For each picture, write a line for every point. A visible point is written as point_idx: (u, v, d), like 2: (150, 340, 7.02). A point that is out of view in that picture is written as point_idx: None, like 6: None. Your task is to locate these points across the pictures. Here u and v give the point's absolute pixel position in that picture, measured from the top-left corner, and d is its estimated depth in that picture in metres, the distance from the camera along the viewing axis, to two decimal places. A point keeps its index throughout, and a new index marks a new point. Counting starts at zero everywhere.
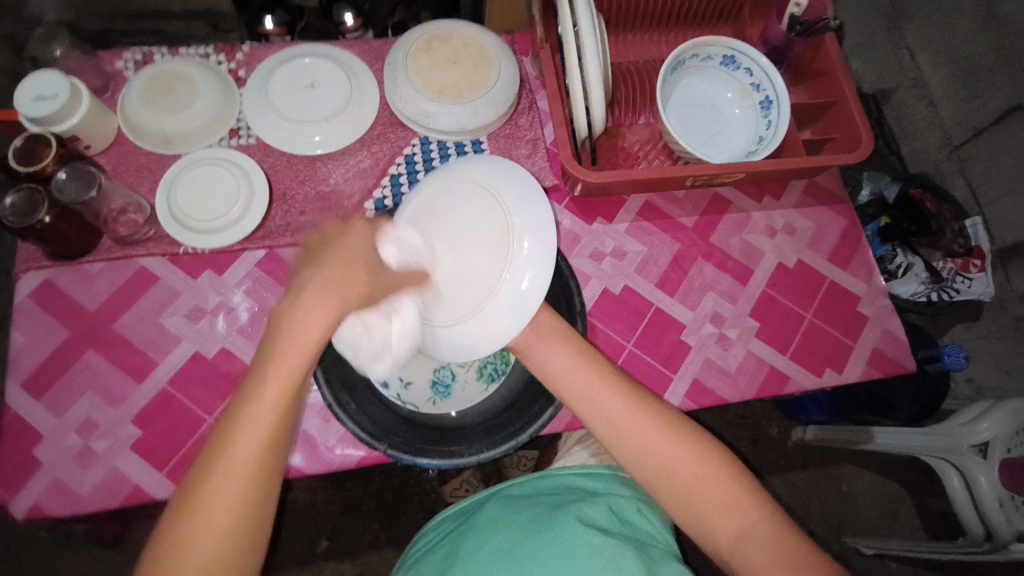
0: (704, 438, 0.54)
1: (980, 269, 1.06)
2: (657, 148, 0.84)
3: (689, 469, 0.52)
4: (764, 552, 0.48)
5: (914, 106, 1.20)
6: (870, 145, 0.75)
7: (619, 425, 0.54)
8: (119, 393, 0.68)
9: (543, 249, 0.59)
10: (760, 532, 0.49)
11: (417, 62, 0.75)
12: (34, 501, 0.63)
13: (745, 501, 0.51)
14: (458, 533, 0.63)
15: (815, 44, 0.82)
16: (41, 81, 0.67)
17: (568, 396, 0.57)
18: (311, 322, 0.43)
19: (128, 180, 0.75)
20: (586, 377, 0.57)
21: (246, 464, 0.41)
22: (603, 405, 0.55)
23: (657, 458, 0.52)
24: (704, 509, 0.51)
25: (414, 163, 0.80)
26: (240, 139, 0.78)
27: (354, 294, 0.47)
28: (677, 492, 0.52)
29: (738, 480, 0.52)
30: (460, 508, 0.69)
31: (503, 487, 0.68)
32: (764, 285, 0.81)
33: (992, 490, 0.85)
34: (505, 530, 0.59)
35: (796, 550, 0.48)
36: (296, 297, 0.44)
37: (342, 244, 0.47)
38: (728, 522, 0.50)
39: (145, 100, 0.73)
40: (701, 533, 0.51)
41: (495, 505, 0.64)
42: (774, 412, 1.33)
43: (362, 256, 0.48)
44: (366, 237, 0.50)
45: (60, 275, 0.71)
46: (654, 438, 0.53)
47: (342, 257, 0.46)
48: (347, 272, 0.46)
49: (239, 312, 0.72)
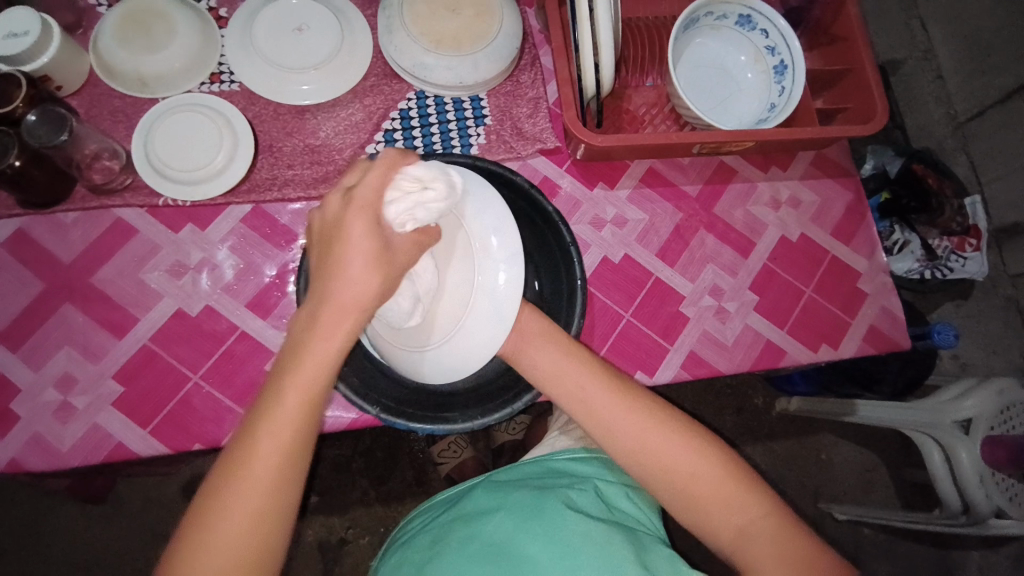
0: (703, 435, 0.53)
1: (976, 247, 1.05)
2: (664, 112, 0.80)
3: (689, 469, 0.51)
4: (767, 552, 0.48)
5: (919, 79, 1.15)
6: (886, 115, 0.72)
7: (619, 430, 0.53)
8: (98, 350, 0.65)
9: (510, 248, 0.54)
10: (762, 530, 0.50)
11: (414, 7, 0.70)
12: (14, 454, 0.61)
13: (747, 499, 0.51)
14: (445, 522, 0.62)
15: (835, 6, 0.78)
16: (13, 16, 0.62)
17: (565, 399, 0.55)
18: (342, 280, 0.42)
19: (102, 124, 0.71)
20: (580, 375, 0.55)
21: (270, 458, 0.43)
22: (601, 407, 0.54)
23: (656, 458, 0.52)
24: (703, 504, 0.51)
25: (409, 118, 0.76)
26: (222, 85, 0.73)
27: (366, 261, 0.42)
28: (677, 489, 0.51)
29: (739, 477, 0.52)
30: (446, 497, 0.68)
31: (491, 474, 0.67)
32: (765, 258, 0.80)
33: (972, 465, 0.87)
34: (493, 519, 0.58)
35: (796, 549, 0.49)
36: (319, 280, 0.42)
37: (347, 231, 0.42)
38: (730, 520, 0.50)
39: (118, 37, 0.68)
40: (702, 529, 0.52)
41: (481, 491, 0.63)
42: (761, 384, 1.35)
43: (364, 208, 0.42)
44: (363, 218, 0.42)
45: (33, 224, 0.67)
46: (656, 440, 0.52)
47: (354, 237, 0.42)
48: (360, 256, 0.42)
49: (224, 269, 0.69)
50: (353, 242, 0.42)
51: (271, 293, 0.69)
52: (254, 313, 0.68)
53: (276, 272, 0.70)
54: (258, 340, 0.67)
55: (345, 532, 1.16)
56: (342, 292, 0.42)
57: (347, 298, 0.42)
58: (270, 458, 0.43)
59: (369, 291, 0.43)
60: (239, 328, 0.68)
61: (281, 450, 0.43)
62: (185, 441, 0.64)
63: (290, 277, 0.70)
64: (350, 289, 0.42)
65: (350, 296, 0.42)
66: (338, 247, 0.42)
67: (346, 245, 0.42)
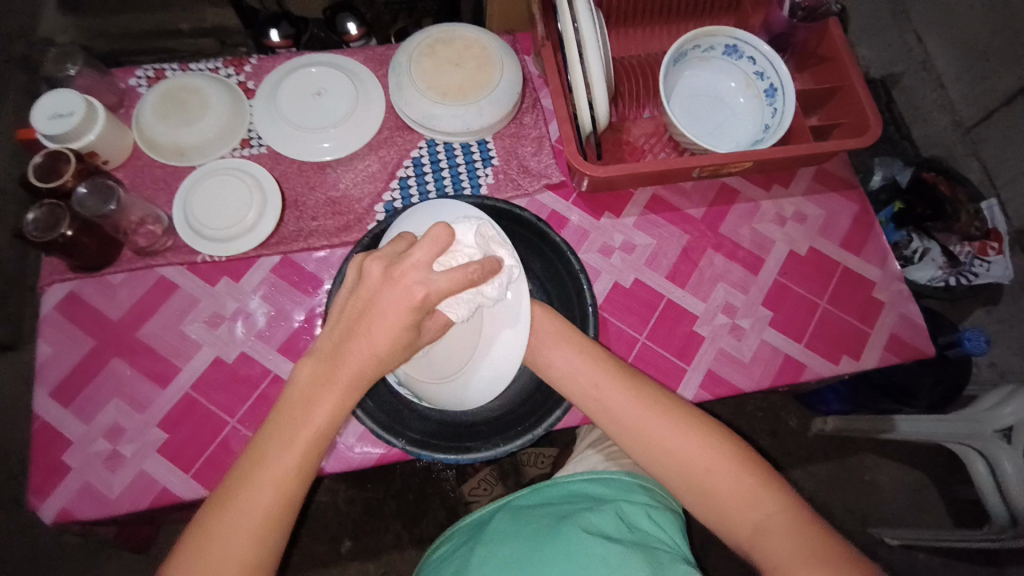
0: (716, 431, 0.53)
1: (999, 251, 1.03)
2: (662, 141, 0.84)
3: (702, 464, 0.51)
4: (786, 545, 0.47)
5: (922, 89, 1.17)
6: (879, 127, 0.74)
7: (631, 425, 0.54)
8: (143, 400, 0.69)
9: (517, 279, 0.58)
10: (778, 524, 0.49)
11: (421, 65, 0.77)
12: (66, 504, 0.64)
13: (762, 491, 0.50)
14: (469, 547, 0.63)
15: (818, 31, 0.82)
16: (60, 99, 0.70)
17: (582, 398, 0.56)
18: (370, 351, 0.45)
19: (146, 192, 0.78)
20: (591, 377, 0.56)
21: (258, 517, 0.44)
22: (612, 405, 0.55)
23: (672, 453, 0.52)
24: (720, 499, 0.51)
25: (422, 165, 0.81)
26: (251, 150, 0.80)
27: (392, 345, 0.45)
28: (693, 485, 0.52)
29: (754, 470, 0.51)
30: (470, 522, 0.69)
31: (512, 498, 0.69)
32: (775, 273, 0.81)
33: (1017, 473, 0.84)
34: (514, 542, 0.59)
35: (817, 541, 0.47)
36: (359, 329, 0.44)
37: (388, 312, 0.44)
38: (746, 514, 0.50)
39: (159, 115, 0.76)
40: (720, 524, 0.51)
41: (502, 517, 0.64)
42: (793, 403, 1.32)
43: (418, 305, 0.44)
44: (397, 290, 0.44)
45: (84, 287, 0.73)
46: (666, 436, 0.53)
47: (393, 325, 0.44)
48: (390, 340, 0.45)
49: (257, 316, 0.74)
50: (390, 303, 0.44)
51: (300, 336, 0.73)
52: (286, 356, 0.72)
53: (304, 316, 0.74)
54: None
55: None
56: (358, 358, 0.44)
57: (362, 367, 0.45)
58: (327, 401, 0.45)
59: (386, 361, 0.46)
60: (271, 371, 0.71)
61: (268, 509, 0.44)
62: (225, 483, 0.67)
63: (317, 320, 0.74)
64: (372, 358, 0.45)
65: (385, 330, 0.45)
66: (373, 324, 0.44)
67: (383, 324, 0.44)
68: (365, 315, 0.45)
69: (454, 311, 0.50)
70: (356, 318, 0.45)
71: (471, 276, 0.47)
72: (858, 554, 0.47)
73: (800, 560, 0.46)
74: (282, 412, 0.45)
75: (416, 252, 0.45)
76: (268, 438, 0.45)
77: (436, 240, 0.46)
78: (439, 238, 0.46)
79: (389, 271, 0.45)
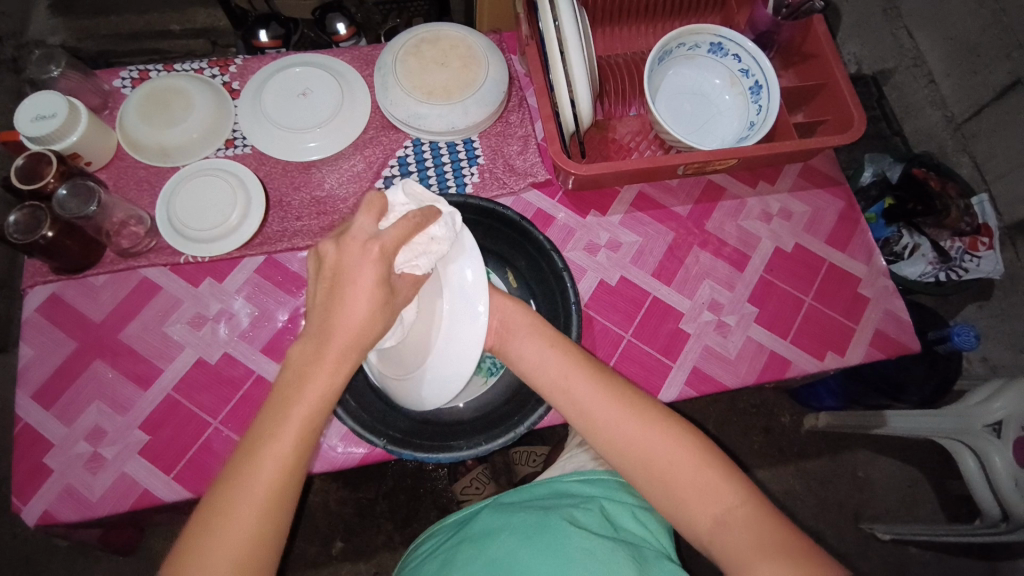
0: (680, 424, 0.53)
1: (989, 246, 1.04)
2: (648, 138, 0.84)
3: (664, 455, 0.51)
4: (745, 538, 0.47)
5: (913, 85, 1.16)
6: (862, 122, 0.74)
7: (592, 412, 0.54)
8: (126, 402, 0.69)
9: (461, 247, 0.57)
10: (738, 517, 0.48)
11: (406, 65, 0.77)
12: (47, 507, 0.64)
13: (724, 485, 0.50)
14: (454, 542, 0.63)
15: (802, 28, 0.82)
16: (40, 101, 0.69)
17: (548, 388, 0.56)
18: (350, 317, 0.44)
19: (128, 193, 0.77)
20: (562, 367, 0.56)
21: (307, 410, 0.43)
22: (577, 393, 0.54)
23: (637, 445, 0.52)
24: (681, 494, 0.50)
25: (407, 165, 0.81)
26: (235, 149, 0.80)
27: (368, 310, 0.45)
28: (656, 479, 0.51)
29: (716, 463, 0.51)
30: (454, 520, 0.69)
31: (498, 496, 0.68)
32: (761, 270, 0.81)
33: (1006, 469, 0.84)
34: (497, 539, 0.59)
35: (775, 534, 0.47)
36: (333, 301, 0.45)
37: (359, 279, 0.45)
38: (707, 506, 0.49)
39: (142, 116, 0.76)
40: (680, 516, 0.51)
41: (487, 514, 0.64)
42: (785, 400, 1.33)
43: (379, 259, 0.46)
44: (357, 256, 0.45)
45: (66, 289, 0.73)
46: (631, 427, 0.52)
47: (365, 284, 0.45)
48: (366, 304, 0.45)
49: (240, 317, 0.73)
50: (353, 263, 0.45)
51: (284, 336, 0.73)
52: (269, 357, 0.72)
53: (288, 316, 0.74)
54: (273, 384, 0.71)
55: None
56: (344, 331, 0.44)
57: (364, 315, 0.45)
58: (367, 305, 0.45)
59: (366, 333, 0.45)
60: (255, 372, 0.71)
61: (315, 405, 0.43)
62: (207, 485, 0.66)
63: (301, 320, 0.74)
64: (356, 329, 0.45)
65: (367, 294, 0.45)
66: (347, 292, 0.44)
67: (354, 292, 0.45)
68: (336, 287, 0.45)
69: (415, 266, 0.50)
70: (339, 283, 0.45)
71: (415, 220, 0.49)
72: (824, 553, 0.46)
73: (759, 552, 0.46)
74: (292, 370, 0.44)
75: (358, 218, 0.47)
76: (249, 449, 0.42)
77: (371, 204, 0.47)
78: (375, 203, 0.48)
79: (340, 240, 0.46)
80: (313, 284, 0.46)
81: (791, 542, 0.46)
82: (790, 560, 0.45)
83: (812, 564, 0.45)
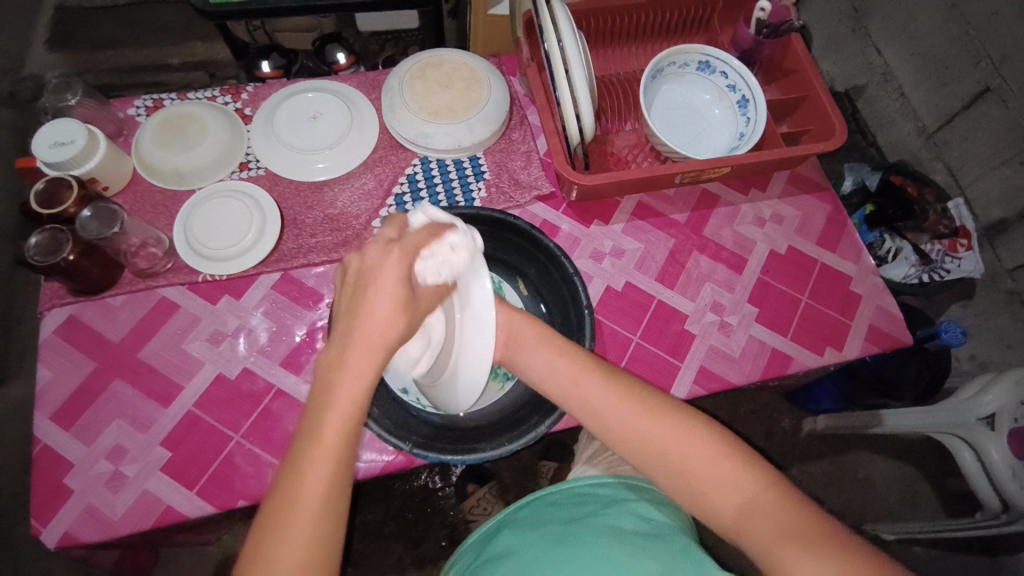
0: (691, 419, 0.55)
1: (968, 247, 1.09)
2: (645, 151, 0.88)
3: (678, 450, 0.53)
4: (766, 526, 0.48)
5: (885, 99, 1.23)
6: (844, 130, 0.80)
7: (604, 412, 0.56)
8: (146, 419, 0.70)
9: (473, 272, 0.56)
10: (758, 506, 0.50)
11: (412, 87, 0.81)
12: (68, 528, 0.64)
13: (740, 475, 0.51)
14: (481, 562, 0.63)
15: (782, 45, 0.88)
16: (60, 128, 0.72)
17: (562, 396, 0.59)
18: (376, 318, 0.47)
19: (146, 216, 0.79)
20: (572, 373, 0.59)
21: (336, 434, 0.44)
22: (590, 397, 0.57)
23: (651, 443, 0.54)
24: (702, 487, 0.52)
25: (416, 182, 0.84)
26: (249, 172, 0.82)
27: (392, 307, 0.47)
28: (674, 474, 0.53)
29: (733, 455, 0.52)
30: (480, 537, 0.70)
31: (521, 510, 0.69)
32: (758, 272, 0.85)
33: (1003, 460, 0.87)
34: (526, 551, 0.60)
35: (793, 519, 0.49)
36: (357, 303, 0.47)
37: (380, 278, 0.48)
38: (727, 498, 0.51)
39: (158, 142, 0.79)
40: (704, 510, 0.52)
41: (513, 530, 0.65)
42: (784, 405, 1.35)
43: (400, 257, 0.49)
44: (379, 256, 0.49)
45: (85, 310, 0.74)
46: (643, 425, 0.54)
47: (387, 282, 0.48)
48: (391, 302, 0.47)
49: (259, 332, 0.75)
50: (372, 265, 0.48)
51: (302, 350, 0.74)
52: (289, 370, 0.73)
53: (305, 331, 0.75)
54: (294, 396, 0.72)
55: None
56: (370, 333, 0.47)
57: (384, 319, 0.47)
58: (379, 322, 0.47)
59: (390, 335, 0.47)
60: (275, 386, 0.72)
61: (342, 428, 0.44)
62: (230, 498, 0.67)
63: (319, 334, 0.75)
64: (382, 330, 0.47)
65: (389, 297, 0.47)
66: (372, 289, 0.47)
67: (377, 287, 0.47)
68: (360, 290, 0.48)
69: (433, 274, 0.52)
70: (363, 291, 0.48)
71: (434, 227, 0.52)
72: (846, 532, 0.48)
73: (779, 541, 0.47)
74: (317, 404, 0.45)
75: (384, 230, 0.51)
76: (292, 475, 0.43)
77: (394, 221, 0.52)
78: (398, 220, 0.52)
79: (362, 249, 0.50)
80: (337, 293, 0.50)
81: (809, 525, 0.48)
82: (810, 546, 0.46)
83: (834, 546, 0.46)
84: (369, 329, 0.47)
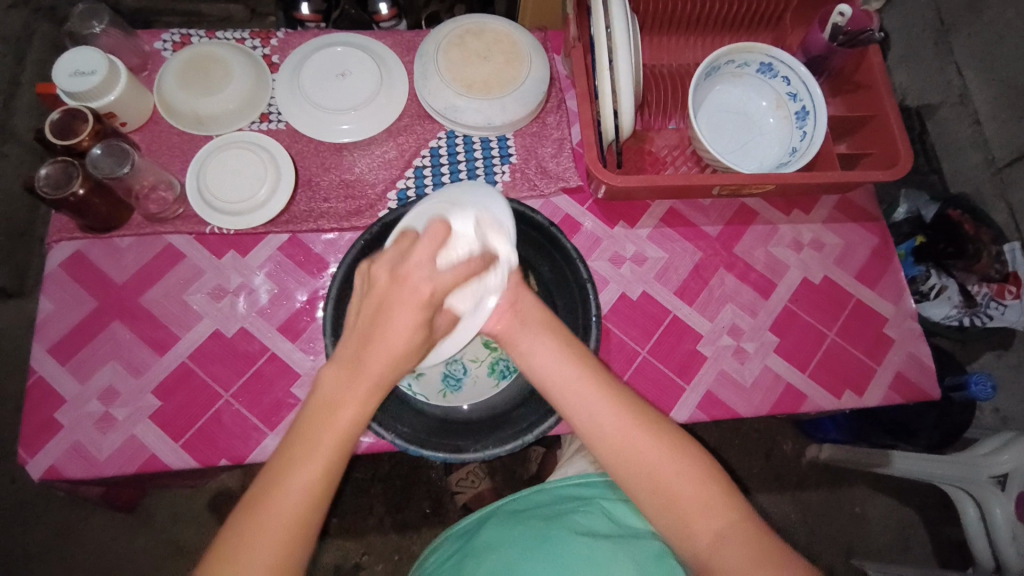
0: (684, 442, 0.52)
1: (1017, 295, 0.99)
2: (685, 154, 0.83)
3: (668, 469, 0.50)
4: (746, 556, 0.47)
5: (957, 124, 1.10)
6: (909, 160, 0.73)
7: (602, 419, 0.52)
8: (140, 365, 0.70)
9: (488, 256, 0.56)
10: (738, 534, 0.48)
11: (448, 55, 0.76)
12: (54, 462, 0.65)
13: (723, 502, 0.49)
14: (459, 556, 0.62)
15: (856, 56, 0.80)
16: (82, 57, 0.69)
17: (555, 385, 0.54)
18: (389, 350, 0.45)
19: (160, 159, 0.77)
20: (574, 370, 0.54)
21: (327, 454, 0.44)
22: (587, 396, 0.52)
23: (641, 457, 0.50)
24: (686, 509, 0.49)
25: (438, 156, 0.80)
26: (269, 124, 0.79)
27: (406, 345, 0.46)
28: (656, 491, 0.50)
29: (720, 481, 0.50)
30: (459, 530, 0.69)
31: (502, 504, 0.68)
32: (786, 300, 0.79)
33: (1006, 523, 0.83)
34: (502, 552, 0.59)
35: (772, 551, 0.47)
36: (376, 329, 0.45)
37: (399, 316, 0.45)
38: (709, 522, 0.48)
39: (180, 82, 0.76)
40: (679, 533, 0.49)
41: (493, 526, 0.64)
42: (789, 429, 1.31)
43: (425, 302, 0.46)
44: (404, 293, 0.46)
45: (91, 247, 0.73)
46: (637, 436, 0.51)
47: (408, 322, 0.45)
48: (404, 340, 0.46)
49: (260, 293, 0.73)
50: (399, 298, 0.46)
51: (301, 316, 0.73)
52: (285, 336, 0.72)
53: (307, 297, 0.74)
54: (288, 362, 0.71)
55: (361, 557, 1.17)
56: (378, 360, 0.45)
57: (396, 352, 0.45)
58: (394, 349, 0.45)
59: (402, 365, 0.46)
60: (270, 349, 0.71)
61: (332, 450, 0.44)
62: (213, 456, 0.67)
63: (320, 302, 0.74)
64: (387, 359, 0.45)
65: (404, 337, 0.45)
66: (391, 320, 0.45)
67: (394, 328, 0.45)
68: (380, 314, 0.46)
69: (460, 303, 0.56)
70: (385, 317, 0.45)
71: (472, 266, 0.51)
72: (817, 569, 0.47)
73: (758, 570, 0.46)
74: (313, 416, 0.45)
75: (415, 252, 0.47)
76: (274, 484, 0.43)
77: (435, 236, 0.48)
78: (438, 235, 0.48)
79: (395, 271, 0.46)
80: (355, 301, 0.48)
81: (786, 556, 0.47)
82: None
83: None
84: (383, 350, 0.45)
